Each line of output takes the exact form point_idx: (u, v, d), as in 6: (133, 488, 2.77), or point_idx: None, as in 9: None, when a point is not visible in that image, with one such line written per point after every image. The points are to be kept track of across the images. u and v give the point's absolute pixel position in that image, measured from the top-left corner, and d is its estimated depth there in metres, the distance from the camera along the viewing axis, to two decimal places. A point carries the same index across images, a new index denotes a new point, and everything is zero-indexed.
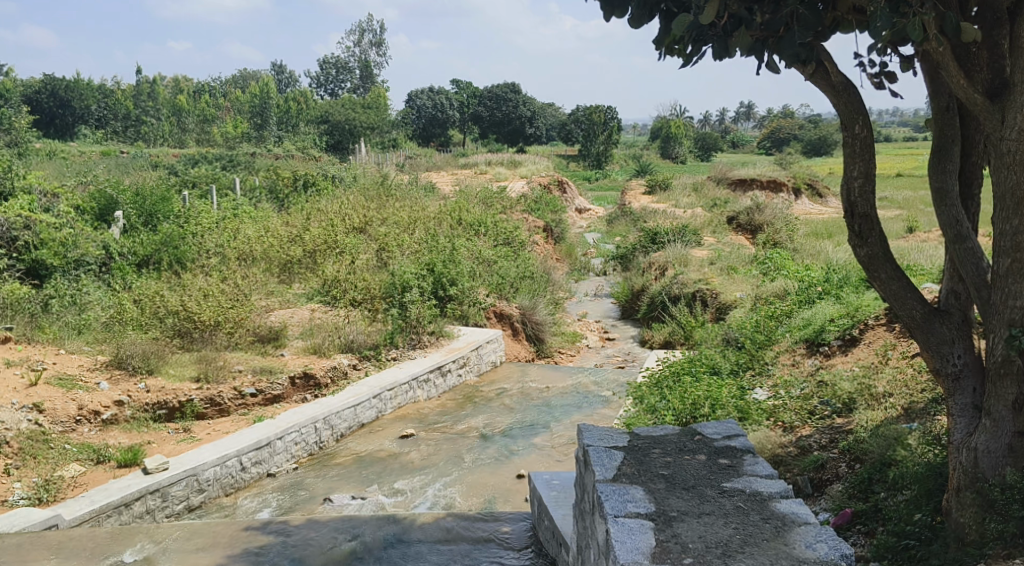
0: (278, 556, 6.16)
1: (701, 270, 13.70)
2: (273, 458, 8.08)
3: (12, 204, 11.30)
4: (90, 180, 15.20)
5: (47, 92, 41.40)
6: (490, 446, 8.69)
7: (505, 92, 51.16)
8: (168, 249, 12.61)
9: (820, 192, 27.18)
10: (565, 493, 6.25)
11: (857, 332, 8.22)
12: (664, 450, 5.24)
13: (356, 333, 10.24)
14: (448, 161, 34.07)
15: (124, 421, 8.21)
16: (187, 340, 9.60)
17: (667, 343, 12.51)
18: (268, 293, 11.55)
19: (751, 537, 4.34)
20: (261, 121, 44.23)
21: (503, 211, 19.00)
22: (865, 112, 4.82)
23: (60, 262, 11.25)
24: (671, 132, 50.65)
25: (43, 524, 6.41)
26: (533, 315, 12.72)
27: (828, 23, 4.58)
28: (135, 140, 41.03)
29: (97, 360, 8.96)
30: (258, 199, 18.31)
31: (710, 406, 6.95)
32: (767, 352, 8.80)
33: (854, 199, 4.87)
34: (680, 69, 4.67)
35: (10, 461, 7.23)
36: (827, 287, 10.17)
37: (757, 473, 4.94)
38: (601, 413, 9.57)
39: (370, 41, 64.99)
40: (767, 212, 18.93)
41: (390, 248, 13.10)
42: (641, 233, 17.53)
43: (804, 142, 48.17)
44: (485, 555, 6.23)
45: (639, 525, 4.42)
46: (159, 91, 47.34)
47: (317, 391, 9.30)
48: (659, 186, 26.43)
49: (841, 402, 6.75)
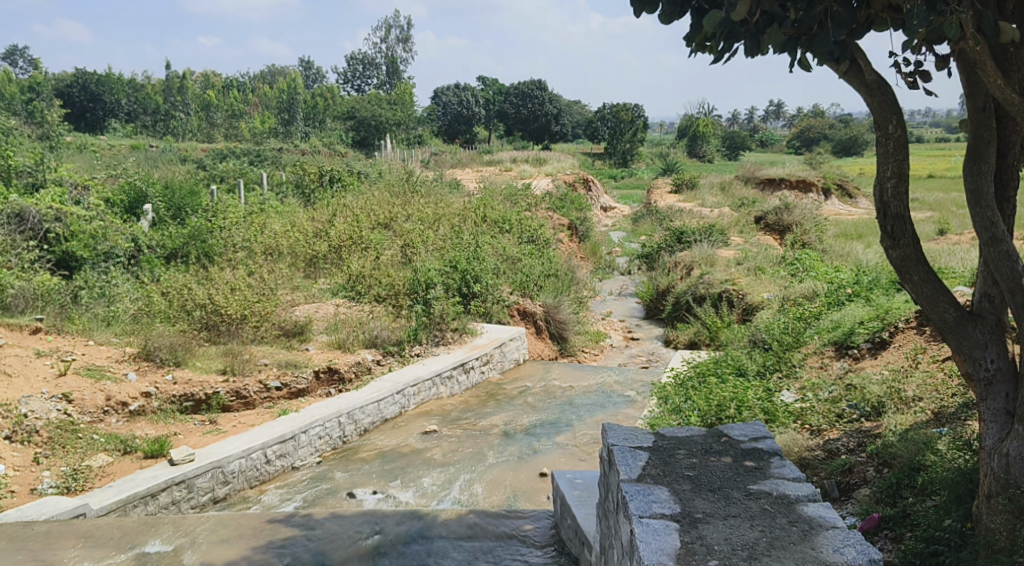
0: (301, 551, 6.19)
1: (728, 270, 13.60)
2: (297, 451, 8.12)
3: (44, 197, 11.45)
4: (120, 173, 15.34)
5: (78, 87, 41.69)
6: (512, 444, 8.67)
7: (532, 90, 50.58)
8: (196, 243, 12.74)
9: (851, 192, 26.86)
10: (589, 492, 6.22)
11: (887, 335, 8.13)
12: (689, 450, 5.20)
13: (380, 329, 10.30)
14: (473, 158, 33.81)
15: (151, 412, 8.28)
16: (213, 333, 9.66)
17: (692, 343, 12.43)
18: (294, 287, 11.66)
19: (778, 540, 4.29)
20: (288, 116, 44.29)
21: (528, 208, 18.96)
22: (899, 112, 4.74)
23: (90, 254, 11.38)
24: (698, 131, 50.36)
25: (71, 512, 6.49)
26: (556, 313, 12.68)
27: (862, 22, 4.54)
28: (165, 135, 41.26)
29: (125, 352, 9.04)
30: (285, 195, 18.44)
31: (736, 407, 6.84)
32: (794, 354, 8.71)
33: (887, 199, 4.80)
34: (711, 67, 4.63)
35: (40, 450, 7.37)
36: (857, 289, 10.07)
37: (785, 476, 4.88)
38: (624, 412, 9.52)
39: (398, 38, 64.99)
40: (797, 212, 18.71)
41: (415, 244, 13.12)
42: (667, 233, 17.44)
43: (834, 142, 47.66)
44: (508, 552, 6.22)
45: (664, 525, 4.39)
46: (189, 84, 47.52)
47: (341, 385, 9.36)
48: (686, 185, 26.35)
49: (870, 406, 6.66)
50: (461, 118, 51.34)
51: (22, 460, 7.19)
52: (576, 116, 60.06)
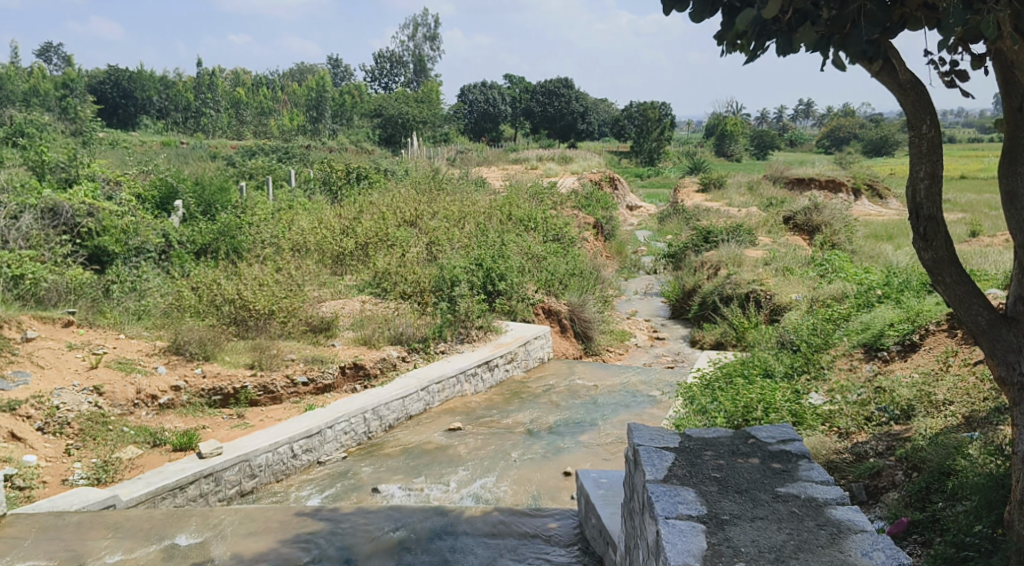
0: (327, 544, 6.25)
1: (755, 270, 13.50)
2: (323, 446, 8.18)
3: (77, 192, 11.61)
4: (151, 169, 15.52)
5: (110, 83, 42.07)
6: (537, 442, 8.67)
7: (558, 88, 50.69)
8: (225, 239, 12.85)
9: (881, 193, 26.55)
10: (613, 492, 6.21)
11: (918, 337, 8.04)
12: (716, 452, 5.17)
13: (405, 325, 10.35)
14: (499, 157, 33.81)
15: (180, 405, 8.38)
16: (242, 328, 9.77)
17: (718, 343, 12.36)
18: (321, 283, 11.73)
19: (806, 543, 4.26)
20: (316, 114, 44.58)
21: (554, 207, 18.95)
22: (934, 112, 4.70)
23: (122, 249, 11.52)
24: (726, 131, 50.02)
25: (101, 503, 6.59)
26: (582, 312, 12.64)
27: (897, 20, 4.52)
28: (195, 132, 41.62)
29: (155, 346, 9.14)
30: (312, 192, 18.55)
31: (763, 409, 6.78)
32: (823, 355, 8.62)
33: (920, 201, 4.75)
34: (742, 65, 4.60)
35: (71, 441, 7.49)
36: (887, 291, 9.96)
37: (813, 478, 4.85)
38: (649, 413, 9.49)
39: (425, 36, 65.16)
40: (826, 212, 18.52)
41: (440, 242, 13.17)
42: (694, 232, 17.35)
43: (865, 142, 47.09)
44: (532, 550, 6.22)
45: (690, 527, 4.37)
46: (219, 81, 47.89)
47: (367, 381, 9.40)
48: (713, 184, 26.24)
49: (900, 409, 6.57)
50: (489, 115, 51.88)
51: (54, 451, 7.31)
52: (602, 114, 59.95)
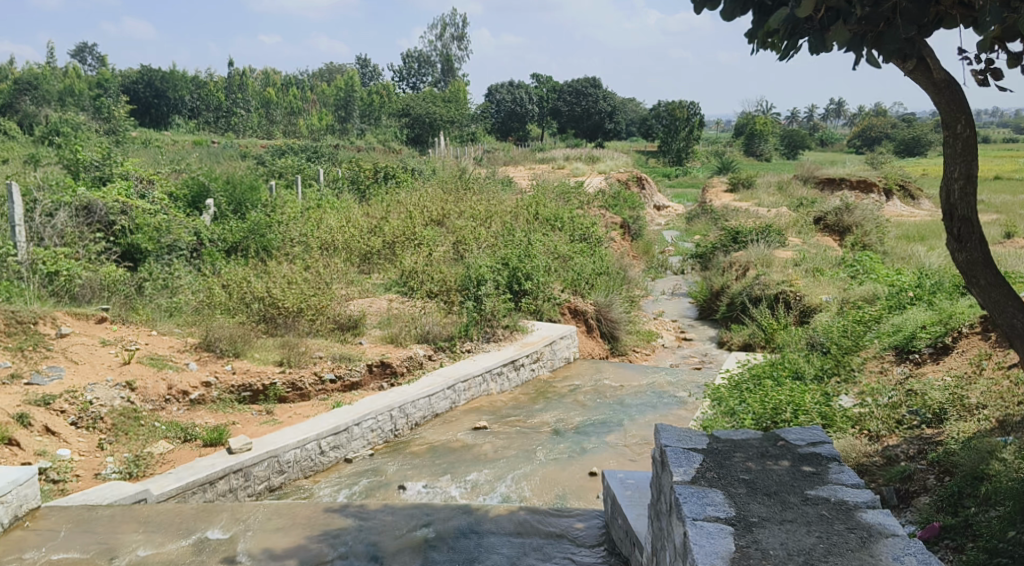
0: (354, 541, 6.30)
1: (785, 270, 13.39)
2: (350, 443, 8.24)
3: (110, 191, 11.78)
4: (184, 168, 15.70)
5: (144, 83, 42.64)
6: (562, 442, 8.67)
7: (586, 87, 50.59)
8: (255, 237, 12.97)
9: (913, 194, 26.22)
10: (640, 493, 6.19)
11: (950, 340, 7.94)
12: (745, 454, 5.13)
13: (432, 324, 10.39)
14: (527, 156, 33.79)
15: (211, 401, 8.47)
16: (271, 326, 9.89)
17: (746, 344, 12.27)
18: (349, 282, 11.82)
19: (836, 546, 4.23)
20: (345, 114, 44.90)
21: (581, 206, 18.90)
22: (969, 110, 4.65)
23: (155, 246, 11.68)
24: (755, 130, 49.63)
25: (133, 497, 6.70)
26: (608, 312, 12.60)
27: (932, 18, 4.52)
28: (226, 131, 42.07)
29: (187, 342, 9.25)
30: (341, 190, 18.67)
31: (792, 411, 6.73)
32: (853, 358, 8.53)
33: (954, 201, 4.71)
34: (775, 64, 4.59)
35: (104, 436, 7.61)
36: (919, 292, 9.83)
37: (843, 481, 4.81)
38: (676, 413, 9.45)
39: (453, 35, 65.28)
40: (857, 212, 18.33)
41: (467, 241, 13.21)
42: (722, 232, 17.24)
43: (897, 142, 46.42)
44: (558, 550, 6.22)
45: (719, 529, 4.35)
46: (250, 81, 48.31)
47: (394, 379, 9.45)
48: (742, 184, 26.09)
49: (932, 412, 6.49)
50: (515, 115, 51.55)
51: (87, 445, 7.43)
52: (629, 114, 59.79)
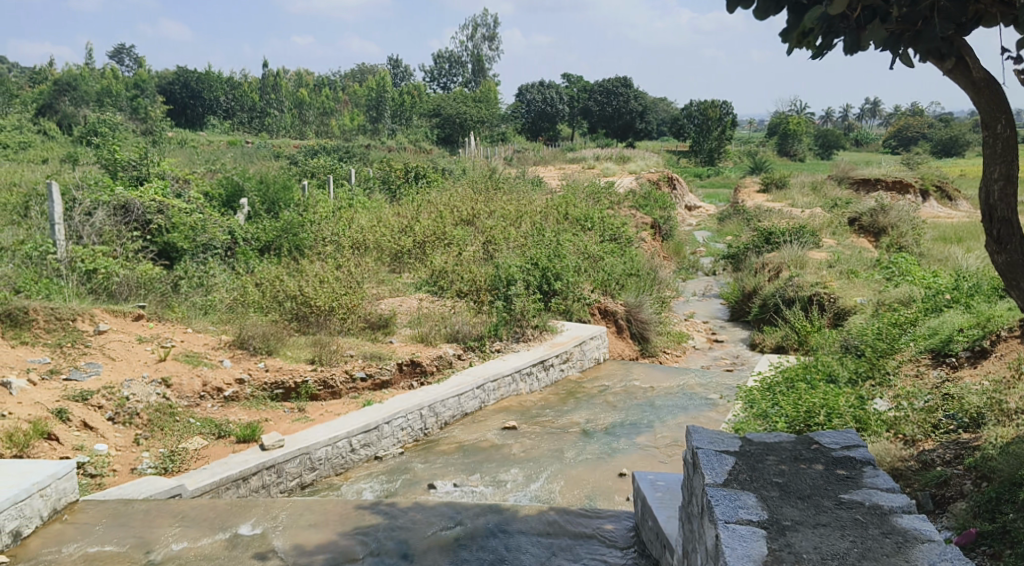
0: (384, 538, 6.34)
1: (818, 272, 13.24)
2: (381, 441, 8.30)
3: (147, 190, 11.96)
4: (218, 168, 15.91)
5: (179, 84, 43.23)
6: (592, 443, 8.65)
7: (616, 87, 50.39)
8: (288, 236, 13.11)
9: (950, 195, 25.81)
10: (671, 495, 6.16)
11: (988, 343, 7.81)
12: (778, 457, 5.09)
13: (461, 324, 10.42)
14: (557, 156, 33.74)
15: (244, 398, 8.56)
16: (303, 324, 9.98)
17: (779, 347, 12.15)
18: (379, 281, 11.93)
19: (870, 551, 4.19)
20: (376, 114, 45.10)
21: (612, 207, 18.86)
22: (1010, 110, 4.60)
23: (190, 245, 11.83)
24: (789, 130, 49.12)
25: (168, 492, 6.80)
26: (638, 313, 12.55)
27: (971, 16, 4.49)
28: (260, 132, 42.46)
29: (221, 340, 9.37)
30: (372, 190, 18.79)
31: (826, 415, 6.67)
32: (889, 361, 8.41)
33: (994, 202, 4.64)
34: (809, 63, 4.56)
35: (140, 432, 7.74)
36: (956, 295, 9.69)
37: (878, 486, 4.74)
38: (707, 415, 9.39)
39: (484, 36, 65.39)
40: (893, 213, 18.08)
41: (497, 241, 13.25)
42: (755, 232, 17.10)
43: (934, 142, 45.64)
44: (587, 551, 6.21)
45: (751, 532, 4.32)
46: (283, 81, 48.68)
47: (424, 378, 9.48)
48: (775, 185, 25.87)
49: (969, 416, 6.38)
50: (546, 115, 51.00)
51: (123, 441, 7.56)
52: (661, 114, 59.47)
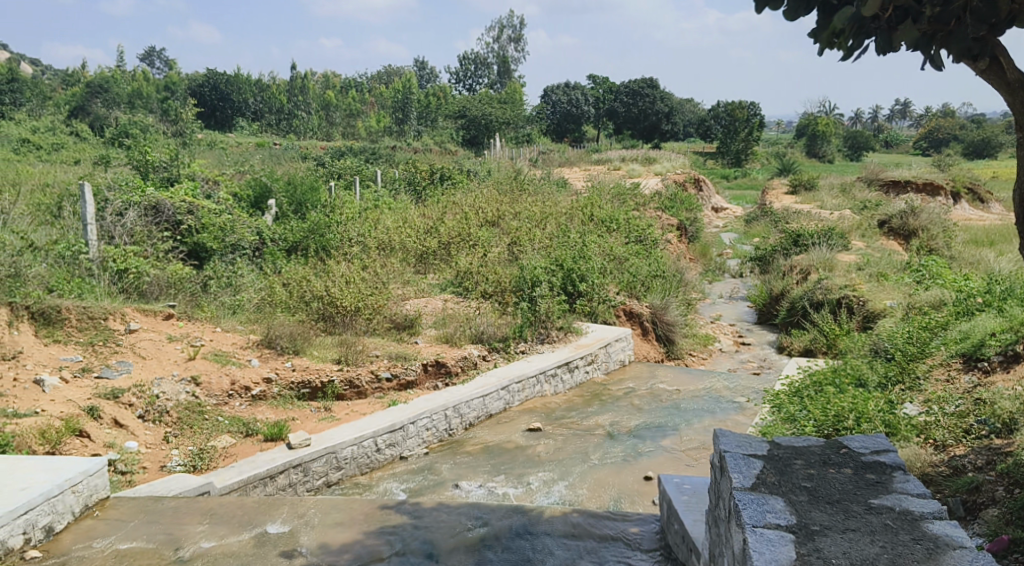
0: (409, 537, 6.37)
1: (847, 274, 13.10)
2: (406, 441, 8.33)
3: (178, 191, 12.11)
4: (247, 169, 16.06)
5: (209, 86, 43.63)
6: (617, 445, 8.63)
7: (642, 88, 50.20)
8: (315, 237, 13.21)
9: (982, 198, 25.45)
10: (697, 498, 6.13)
11: (1021, 348, 7.69)
12: (806, 461, 5.04)
13: (486, 324, 10.44)
14: (582, 157, 33.70)
15: (272, 397, 8.63)
16: (329, 324, 10.05)
17: (806, 350, 12.04)
18: (405, 282, 12.00)
19: (900, 558, 4.16)
20: (403, 115, 45.24)
21: (638, 208, 18.80)
22: None
23: (219, 245, 11.96)
24: (817, 131, 48.65)
25: (197, 490, 6.88)
26: (664, 315, 12.50)
27: (1005, 17, 4.48)
28: (287, 133, 42.77)
29: (249, 339, 9.46)
30: (398, 191, 18.86)
31: (855, 419, 6.61)
32: (919, 365, 8.31)
33: None
34: (839, 62, 4.55)
35: (170, 429, 7.83)
36: (989, 299, 9.55)
37: (908, 491, 4.69)
38: (733, 419, 9.33)
39: (510, 37, 65.44)
40: (924, 216, 17.86)
41: (522, 242, 13.27)
42: (782, 235, 16.97)
43: (966, 143, 44.99)
44: (612, 554, 6.19)
45: (779, 536, 4.30)
46: (310, 83, 49.01)
47: (449, 378, 9.51)
48: (803, 186, 25.66)
49: (1001, 421, 6.27)
50: (571, 116, 50.98)
51: (153, 438, 7.66)
52: (687, 114, 59.15)
